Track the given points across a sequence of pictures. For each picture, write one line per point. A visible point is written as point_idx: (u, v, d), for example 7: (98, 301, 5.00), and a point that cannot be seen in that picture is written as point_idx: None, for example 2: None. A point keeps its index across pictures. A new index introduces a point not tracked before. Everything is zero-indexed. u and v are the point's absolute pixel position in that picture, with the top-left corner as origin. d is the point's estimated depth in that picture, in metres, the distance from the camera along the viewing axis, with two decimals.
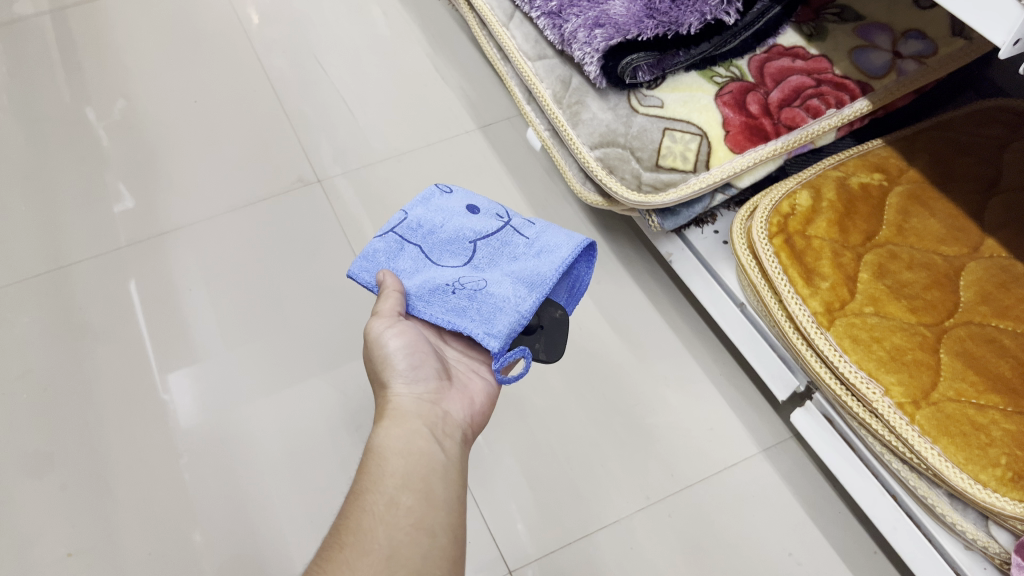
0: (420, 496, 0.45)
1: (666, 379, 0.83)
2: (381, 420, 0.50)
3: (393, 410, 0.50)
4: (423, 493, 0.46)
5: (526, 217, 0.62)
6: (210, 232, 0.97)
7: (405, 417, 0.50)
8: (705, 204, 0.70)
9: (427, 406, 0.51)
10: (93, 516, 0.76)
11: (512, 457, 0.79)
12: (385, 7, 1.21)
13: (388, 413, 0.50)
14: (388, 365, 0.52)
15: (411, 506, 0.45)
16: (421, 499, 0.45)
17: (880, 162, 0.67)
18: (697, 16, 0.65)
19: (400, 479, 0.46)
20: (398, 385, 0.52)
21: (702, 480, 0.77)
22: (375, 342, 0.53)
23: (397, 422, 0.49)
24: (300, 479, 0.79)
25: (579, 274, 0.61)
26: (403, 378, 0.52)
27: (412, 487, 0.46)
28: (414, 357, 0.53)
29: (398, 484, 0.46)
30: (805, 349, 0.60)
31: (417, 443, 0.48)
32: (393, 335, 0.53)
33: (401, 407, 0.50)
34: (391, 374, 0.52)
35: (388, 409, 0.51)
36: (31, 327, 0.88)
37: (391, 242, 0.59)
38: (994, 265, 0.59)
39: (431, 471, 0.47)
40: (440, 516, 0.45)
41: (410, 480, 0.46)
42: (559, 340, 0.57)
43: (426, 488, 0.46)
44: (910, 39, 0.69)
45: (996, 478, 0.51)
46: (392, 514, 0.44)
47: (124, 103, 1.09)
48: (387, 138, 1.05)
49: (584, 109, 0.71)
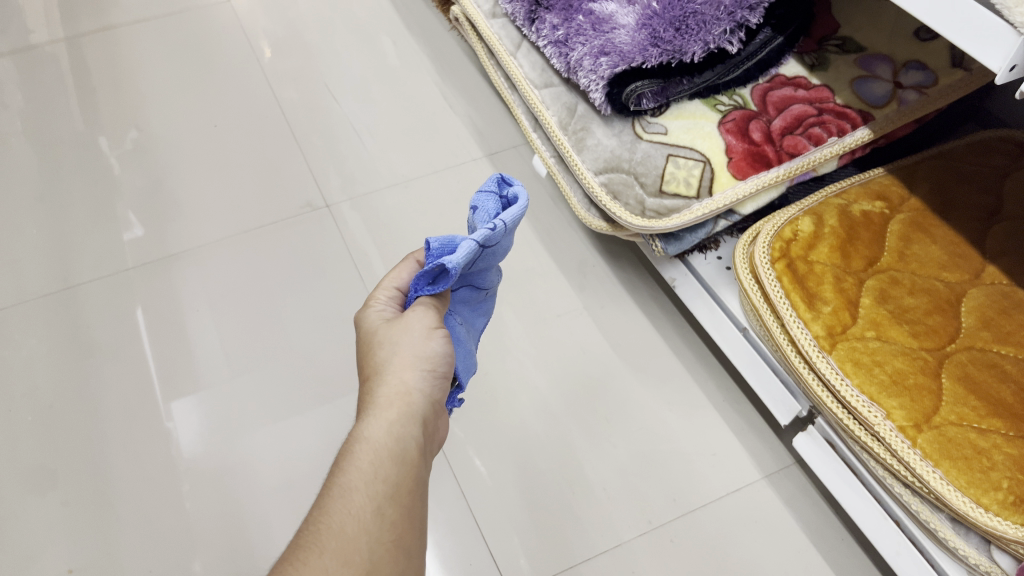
0: (405, 511, 0.43)
1: (669, 403, 0.83)
2: (388, 407, 0.45)
3: (404, 405, 0.46)
4: (406, 512, 0.43)
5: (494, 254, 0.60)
6: (218, 255, 0.98)
7: (414, 419, 0.46)
8: (708, 230, 0.71)
9: (432, 414, 0.47)
10: (95, 535, 0.76)
11: (512, 480, 0.79)
12: (395, 37, 1.24)
13: (397, 402, 0.46)
14: (425, 356, 0.47)
15: (394, 521, 0.42)
16: (404, 515, 0.43)
17: (881, 190, 0.67)
18: (701, 46, 0.67)
19: (389, 488, 0.43)
20: (417, 377, 0.47)
21: (704, 505, 0.77)
22: (422, 330, 0.48)
23: (403, 420, 0.45)
24: (303, 501, 0.79)
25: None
26: (428, 376, 0.47)
27: (399, 502, 0.43)
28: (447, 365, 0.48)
29: (388, 494, 0.42)
30: (807, 372, 0.60)
31: (414, 454, 0.45)
32: (443, 341, 0.48)
33: (413, 406, 0.46)
34: (416, 364, 0.47)
35: (400, 398, 0.46)
36: (37, 347, 0.89)
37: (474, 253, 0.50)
38: (995, 291, 0.60)
39: (419, 487, 0.44)
40: (416, 536, 0.43)
41: (399, 493, 0.43)
42: None
43: (410, 504, 0.43)
44: (910, 70, 0.70)
45: (998, 502, 0.51)
46: (378, 526, 0.41)
47: (136, 133, 1.11)
48: (395, 165, 1.06)
49: (589, 135, 0.72)
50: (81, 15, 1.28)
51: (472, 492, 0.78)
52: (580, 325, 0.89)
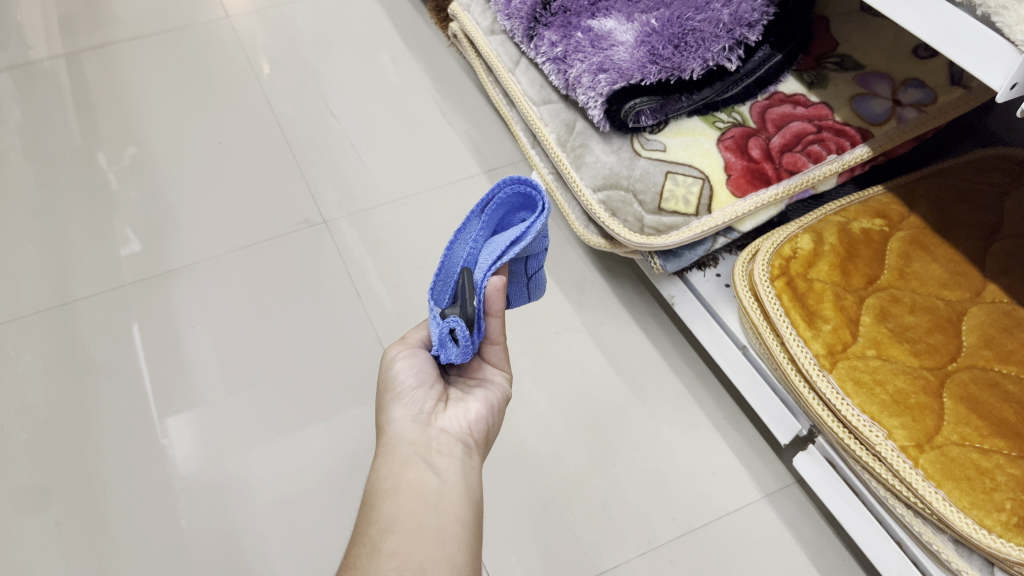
0: (407, 533, 0.45)
1: (669, 422, 0.83)
2: (378, 454, 0.51)
3: (386, 442, 0.51)
4: (411, 533, 0.45)
5: None
6: (215, 271, 0.97)
7: (397, 446, 0.50)
8: (707, 246, 0.70)
9: (421, 429, 0.51)
10: (88, 554, 0.75)
11: (510, 500, 0.78)
12: (394, 54, 1.24)
13: (382, 446, 0.51)
14: (390, 389, 0.52)
15: (394, 549, 0.45)
16: (407, 539, 0.45)
17: (881, 208, 0.67)
18: (700, 62, 0.67)
19: (386, 525, 0.46)
20: (396, 413, 0.52)
21: (703, 525, 0.76)
22: (387, 366, 0.54)
23: (388, 455, 0.50)
24: (298, 519, 0.78)
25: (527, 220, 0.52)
26: (402, 404, 0.52)
27: (398, 528, 0.46)
28: (417, 380, 0.52)
29: (383, 530, 0.46)
30: (807, 392, 0.60)
31: (405, 477, 0.48)
32: (403, 361, 0.53)
33: (396, 436, 0.51)
34: (391, 400, 0.52)
35: (384, 438, 0.51)
36: (33, 363, 0.88)
37: None
38: (997, 310, 0.59)
39: (420, 501, 0.47)
40: (428, 548, 0.45)
41: (396, 521, 0.46)
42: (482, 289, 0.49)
43: (414, 524, 0.46)
44: (910, 88, 0.69)
45: (1001, 523, 0.50)
46: (375, 561, 0.44)
47: (134, 148, 1.10)
48: (394, 182, 1.06)
49: (587, 152, 0.72)
50: (79, 30, 1.28)
51: None
52: (579, 342, 0.88)
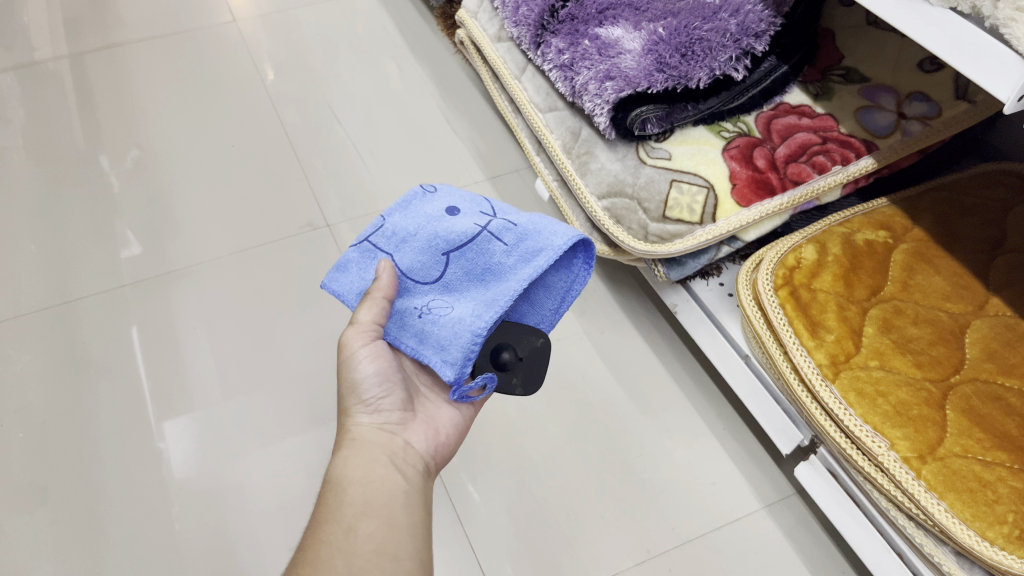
0: (382, 522, 0.46)
1: (670, 431, 0.82)
2: (340, 450, 0.51)
3: (351, 440, 0.51)
4: (386, 522, 0.46)
5: (510, 218, 0.57)
6: (216, 273, 0.97)
7: (364, 445, 0.51)
8: (711, 255, 0.70)
9: (386, 436, 0.52)
10: (82, 553, 0.75)
11: (506, 506, 0.78)
12: (399, 61, 1.24)
13: (346, 443, 0.52)
14: (355, 392, 0.53)
15: (371, 533, 0.46)
16: (383, 525, 0.46)
17: (885, 220, 0.67)
18: (706, 71, 0.68)
19: (359, 509, 0.47)
20: (359, 414, 0.53)
21: (702, 535, 0.76)
22: (347, 366, 0.53)
23: (355, 450, 0.50)
24: (294, 522, 0.78)
25: (575, 278, 0.60)
26: (367, 408, 0.53)
27: (372, 515, 0.47)
28: (382, 385, 0.53)
29: (357, 513, 0.47)
30: (810, 401, 0.60)
31: (375, 472, 0.49)
32: (369, 364, 0.53)
33: (359, 437, 0.52)
34: (355, 402, 0.53)
35: (347, 438, 0.52)
36: (30, 363, 0.88)
37: (364, 251, 0.57)
38: (1000, 323, 0.59)
39: (392, 496, 0.48)
40: (403, 541, 0.46)
41: (370, 507, 0.47)
42: (536, 373, 0.58)
43: (388, 513, 0.47)
44: (915, 101, 0.70)
45: (1003, 536, 0.50)
46: (351, 541, 0.45)
47: (137, 152, 1.10)
48: (396, 188, 1.06)
49: (593, 159, 0.72)
50: (84, 33, 1.28)
51: (467, 517, 0.77)
52: (581, 350, 0.88)
